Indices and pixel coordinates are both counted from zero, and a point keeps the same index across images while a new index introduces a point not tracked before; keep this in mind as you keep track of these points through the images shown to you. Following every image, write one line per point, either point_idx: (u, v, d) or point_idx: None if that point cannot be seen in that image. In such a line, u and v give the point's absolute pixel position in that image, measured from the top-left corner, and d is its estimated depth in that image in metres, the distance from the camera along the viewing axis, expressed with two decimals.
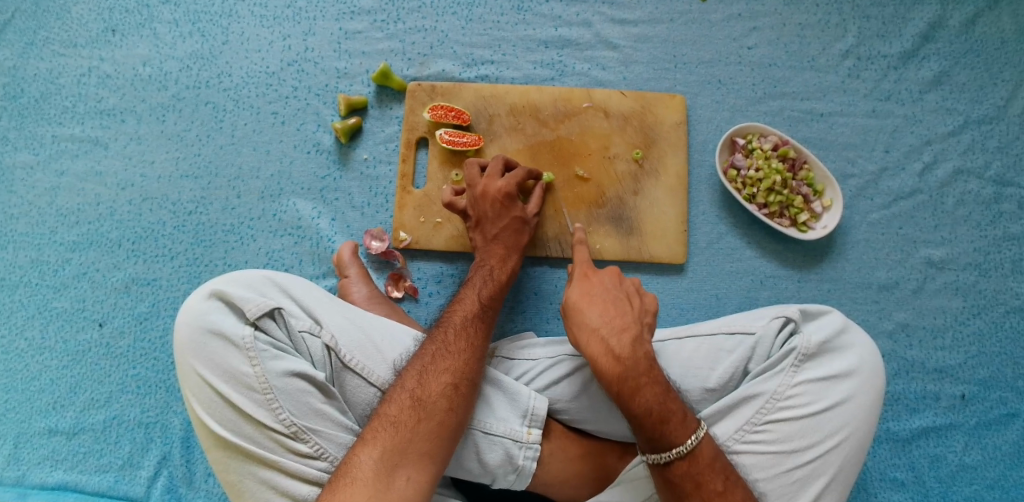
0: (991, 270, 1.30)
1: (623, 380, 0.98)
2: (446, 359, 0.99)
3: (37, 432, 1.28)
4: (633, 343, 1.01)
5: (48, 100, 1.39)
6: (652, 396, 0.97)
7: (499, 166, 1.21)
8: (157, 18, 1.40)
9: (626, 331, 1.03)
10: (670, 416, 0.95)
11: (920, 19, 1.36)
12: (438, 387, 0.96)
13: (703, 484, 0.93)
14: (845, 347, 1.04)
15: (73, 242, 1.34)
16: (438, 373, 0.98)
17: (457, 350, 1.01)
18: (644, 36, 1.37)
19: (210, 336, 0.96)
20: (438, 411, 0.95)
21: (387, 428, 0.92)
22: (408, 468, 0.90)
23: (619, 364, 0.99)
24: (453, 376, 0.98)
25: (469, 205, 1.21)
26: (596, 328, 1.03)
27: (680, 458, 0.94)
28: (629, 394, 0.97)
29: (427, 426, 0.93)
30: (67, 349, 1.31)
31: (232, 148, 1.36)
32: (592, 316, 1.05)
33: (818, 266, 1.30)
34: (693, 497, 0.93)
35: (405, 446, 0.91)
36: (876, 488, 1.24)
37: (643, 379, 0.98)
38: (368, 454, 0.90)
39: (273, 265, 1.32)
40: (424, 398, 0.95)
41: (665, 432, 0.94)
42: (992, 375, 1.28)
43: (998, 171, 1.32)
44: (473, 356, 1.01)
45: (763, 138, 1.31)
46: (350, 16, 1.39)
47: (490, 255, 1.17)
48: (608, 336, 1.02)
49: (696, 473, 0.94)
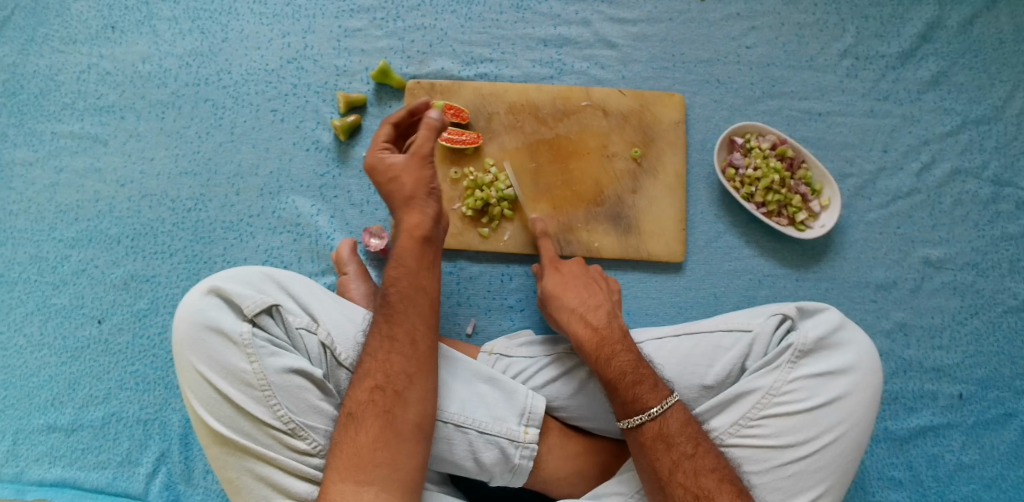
0: (989, 270, 1.30)
1: (600, 347, 1.03)
2: (364, 366, 0.97)
3: (36, 429, 1.28)
4: (609, 317, 1.08)
5: (48, 97, 1.39)
6: (626, 362, 1.01)
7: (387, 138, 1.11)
8: (157, 15, 1.40)
9: (601, 307, 1.09)
10: (641, 379, 0.99)
11: (919, 19, 1.36)
12: (365, 395, 0.94)
13: (674, 446, 0.94)
14: (842, 344, 1.04)
15: (72, 239, 1.35)
16: (359, 381, 0.96)
17: (372, 351, 0.97)
18: (643, 35, 1.37)
19: (209, 332, 0.96)
20: (372, 418, 0.92)
21: (336, 452, 0.92)
22: (371, 484, 0.89)
23: (596, 334, 1.05)
24: (374, 379, 0.95)
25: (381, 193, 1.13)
26: (574, 308, 1.10)
27: (651, 420, 0.96)
28: (606, 359, 1.02)
29: (367, 437, 0.91)
30: (66, 346, 1.31)
31: (231, 145, 1.37)
32: (570, 299, 1.11)
33: (817, 264, 1.31)
34: (664, 458, 0.94)
35: (357, 462, 0.90)
36: (873, 487, 1.24)
37: (618, 346, 1.03)
38: (330, 478, 0.90)
39: (271, 262, 1.32)
40: (355, 411, 0.93)
41: (637, 395, 0.98)
42: (990, 374, 1.28)
43: (996, 172, 1.32)
44: (388, 351, 0.97)
45: (761, 137, 1.31)
46: (349, 14, 1.39)
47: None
48: (586, 312, 1.09)
49: (667, 436, 0.95)
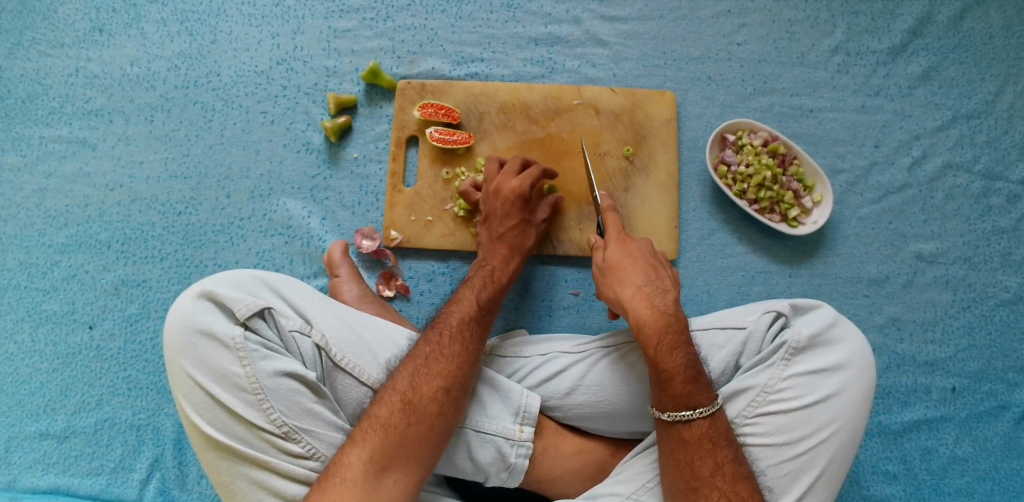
0: (980, 264, 1.31)
1: (664, 335, 1.00)
2: (439, 363, 0.99)
3: (28, 437, 1.28)
4: (675, 304, 1.04)
5: (35, 101, 1.38)
6: (687, 355, 0.98)
7: (517, 165, 1.23)
8: (145, 17, 1.39)
9: (669, 292, 1.05)
10: (700, 377, 0.97)
11: (909, 15, 1.36)
12: (431, 390, 0.96)
13: (719, 448, 0.94)
14: (835, 340, 1.04)
15: (62, 244, 1.34)
16: (430, 376, 0.97)
17: (450, 353, 1.00)
18: (634, 33, 1.37)
19: (201, 336, 0.95)
20: (429, 414, 0.95)
21: (376, 430, 0.92)
22: (396, 471, 0.90)
23: (663, 319, 1.01)
24: (446, 380, 0.98)
25: (481, 198, 1.24)
26: (640, 287, 1.05)
27: (703, 418, 0.95)
28: (667, 349, 0.99)
29: (416, 430, 0.93)
30: (57, 352, 1.31)
31: (221, 148, 1.36)
32: (636, 275, 1.06)
33: (810, 260, 1.31)
34: (708, 460, 0.93)
35: (394, 449, 0.91)
36: (868, 481, 1.24)
37: (682, 338, 1.00)
38: (356, 454, 0.90)
39: (263, 265, 1.32)
40: (415, 402, 0.95)
41: (691, 392, 0.96)
42: (983, 367, 1.28)
43: (987, 165, 1.33)
44: (468, 361, 1.01)
45: (753, 134, 1.31)
46: (339, 14, 1.38)
47: (493, 255, 1.17)
48: (653, 294, 1.04)
49: (714, 436, 0.95)
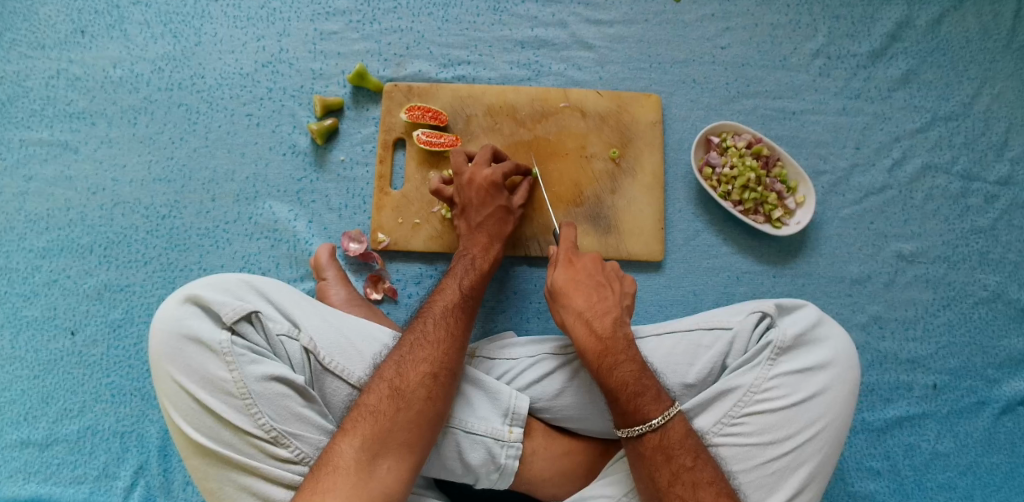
0: (960, 263, 1.33)
1: (603, 357, 1.03)
2: (424, 349, 1.00)
3: (9, 445, 1.25)
4: (615, 325, 1.06)
5: (16, 103, 1.36)
6: (629, 373, 1.01)
7: (488, 156, 1.22)
8: (127, 19, 1.38)
9: (608, 314, 1.07)
10: (644, 391, 0.99)
11: (888, 19, 1.38)
12: (416, 376, 0.97)
13: (674, 458, 0.95)
14: (819, 339, 1.06)
15: (43, 248, 1.32)
16: (416, 362, 0.99)
17: (435, 339, 1.02)
18: (619, 36, 1.38)
19: (187, 341, 0.94)
20: (417, 399, 0.95)
21: (366, 418, 0.93)
22: (389, 457, 0.91)
23: (600, 343, 1.04)
24: (431, 366, 0.99)
25: (455, 192, 1.21)
26: (581, 312, 1.07)
27: (652, 431, 0.97)
28: (608, 369, 1.02)
29: (406, 415, 0.94)
30: (39, 359, 1.28)
31: (206, 151, 1.35)
32: (577, 299, 1.08)
33: (793, 260, 1.33)
34: (663, 470, 0.95)
35: (385, 434, 0.92)
36: (852, 478, 1.26)
37: (622, 357, 1.03)
38: (348, 442, 0.91)
39: (249, 269, 1.31)
40: (403, 388, 0.96)
41: (638, 406, 0.98)
42: (963, 364, 1.31)
43: (965, 167, 1.35)
44: (453, 346, 1.02)
45: (737, 136, 1.32)
46: (324, 17, 1.38)
47: (473, 244, 1.18)
48: (592, 319, 1.06)
49: (667, 447, 0.96)
